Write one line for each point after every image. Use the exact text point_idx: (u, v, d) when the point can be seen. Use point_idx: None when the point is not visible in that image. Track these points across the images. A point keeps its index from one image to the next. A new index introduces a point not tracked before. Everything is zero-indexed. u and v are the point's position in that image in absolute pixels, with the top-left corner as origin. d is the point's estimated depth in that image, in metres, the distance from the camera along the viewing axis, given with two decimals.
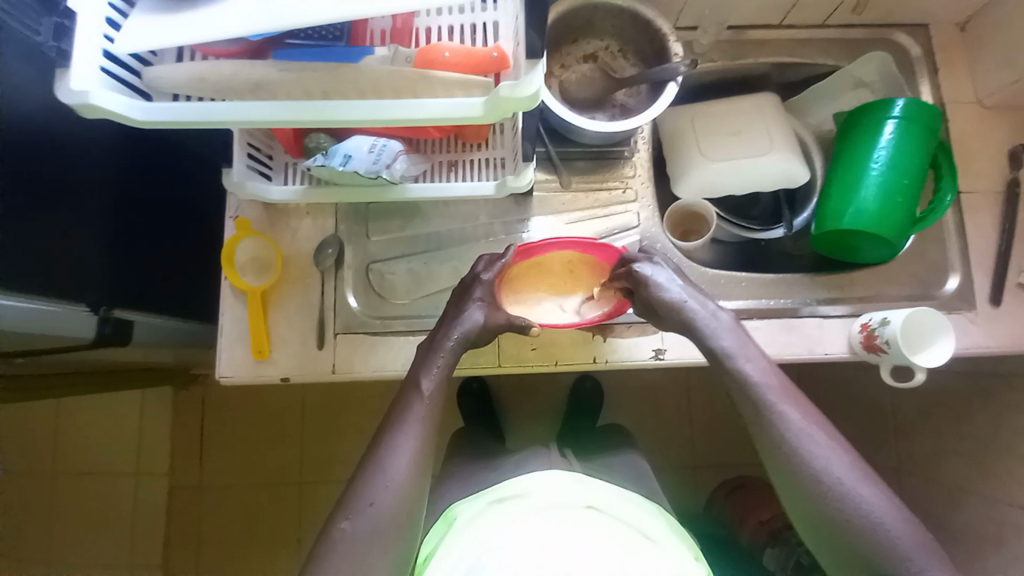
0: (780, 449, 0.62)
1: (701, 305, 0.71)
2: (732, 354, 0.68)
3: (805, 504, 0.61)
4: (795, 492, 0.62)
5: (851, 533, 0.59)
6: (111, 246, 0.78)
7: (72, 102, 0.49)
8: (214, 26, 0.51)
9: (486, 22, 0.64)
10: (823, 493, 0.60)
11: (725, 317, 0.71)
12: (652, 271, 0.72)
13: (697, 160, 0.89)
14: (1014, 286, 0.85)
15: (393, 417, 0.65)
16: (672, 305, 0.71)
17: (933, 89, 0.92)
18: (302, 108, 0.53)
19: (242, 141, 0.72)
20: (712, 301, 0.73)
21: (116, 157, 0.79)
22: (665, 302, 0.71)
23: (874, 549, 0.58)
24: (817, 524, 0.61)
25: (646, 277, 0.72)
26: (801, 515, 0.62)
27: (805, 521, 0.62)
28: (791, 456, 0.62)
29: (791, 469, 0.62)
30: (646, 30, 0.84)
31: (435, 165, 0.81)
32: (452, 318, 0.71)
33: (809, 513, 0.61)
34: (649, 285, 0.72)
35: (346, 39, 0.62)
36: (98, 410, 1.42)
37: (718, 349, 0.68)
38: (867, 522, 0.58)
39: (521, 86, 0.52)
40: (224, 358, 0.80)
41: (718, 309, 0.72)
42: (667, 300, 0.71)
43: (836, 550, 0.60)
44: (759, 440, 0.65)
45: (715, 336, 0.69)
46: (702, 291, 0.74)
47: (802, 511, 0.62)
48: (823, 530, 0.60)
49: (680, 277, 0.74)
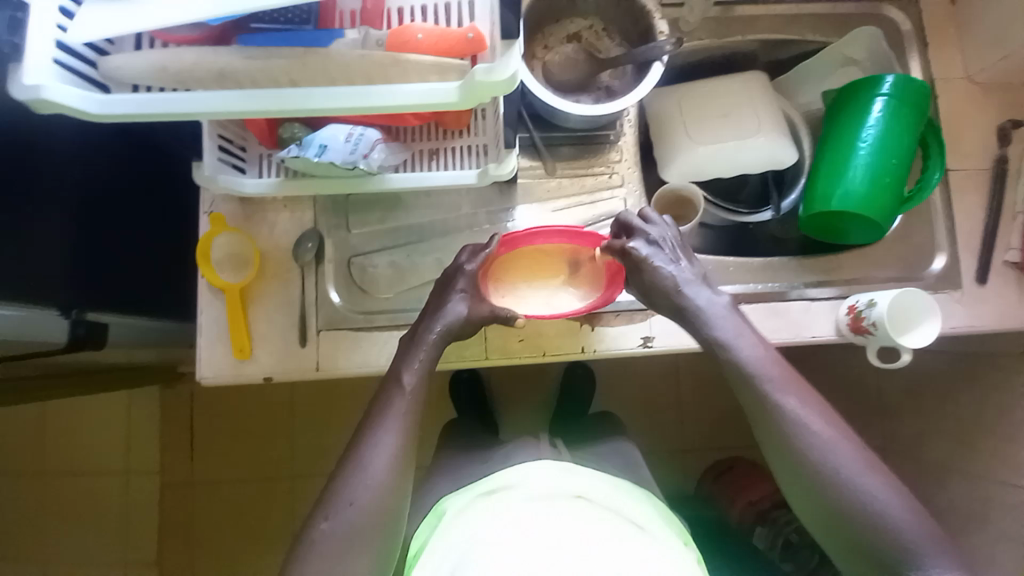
0: (778, 429, 0.63)
1: (699, 292, 0.70)
2: (726, 343, 0.67)
3: (801, 482, 0.62)
4: (792, 471, 0.63)
5: (843, 510, 0.60)
6: (80, 245, 0.75)
7: (25, 99, 0.46)
8: (174, 12, 0.48)
9: (462, 3, 0.61)
10: (816, 471, 0.61)
11: (722, 303, 0.70)
12: (648, 251, 0.70)
13: (683, 142, 0.87)
14: (1001, 265, 0.85)
15: (375, 414, 0.64)
16: (668, 291, 0.70)
17: (923, 66, 0.91)
18: (267, 98, 0.50)
19: (212, 133, 0.69)
20: (712, 287, 0.72)
21: (78, 152, 0.75)
22: (662, 289, 0.70)
23: (865, 524, 0.59)
24: (812, 501, 0.62)
25: (641, 259, 0.69)
26: (795, 493, 0.63)
27: (802, 499, 0.63)
28: (788, 436, 0.63)
29: (788, 448, 0.63)
30: (630, 8, 0.81)
31: (415, 154, 0.78)
32: (434, 311, 0.69)
33: (804, 491, 0.62)
34: (643, 268, 0.70)
35: (315, 22, 0.59)
36: (85, 410, 1.39)
37: (713, 338, 0.68)
38: (856, 499, 0.60)
39: (497, 69, 0.50)
40: (203, 358, 0.78)
41: (716, 296, 0.71)
42: (661, 285, 0.70)
43: (829, 526, 0.61)
44: (757, 420, 0.65)
45: (712, 325, 0.68)
46: (700, 273, 0.72)
47: (799, 490, 0.63)
48: (817, 508, 0.62)
49: (676, 255, 0.72)
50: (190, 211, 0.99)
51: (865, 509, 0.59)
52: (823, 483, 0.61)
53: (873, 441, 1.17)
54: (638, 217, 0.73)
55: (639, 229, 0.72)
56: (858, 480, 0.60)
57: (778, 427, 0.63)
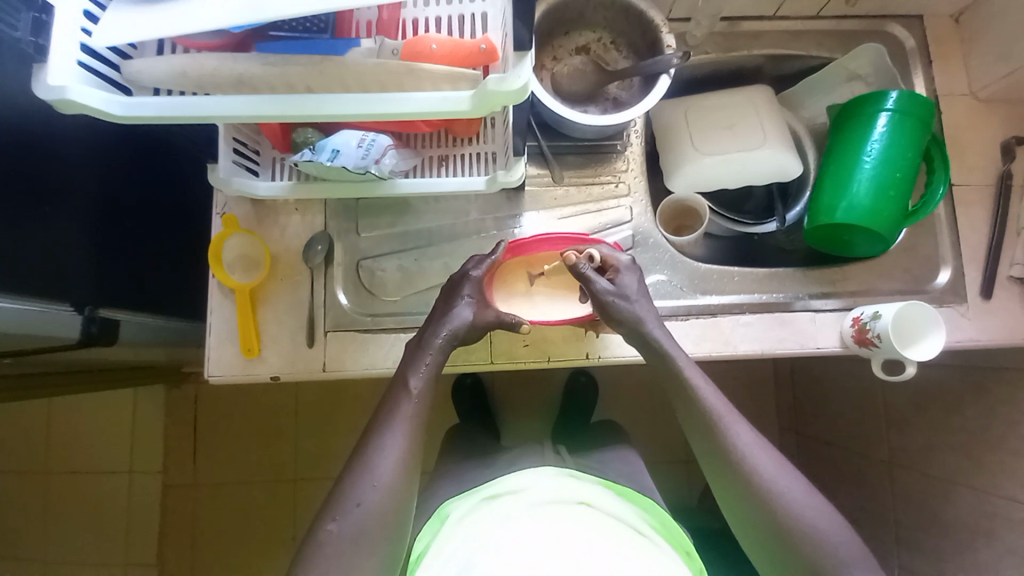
0: (728, 467, 0.65)
1: (653, 322, 0.72)
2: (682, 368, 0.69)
3: (756, 525, 0.63)
4: (750, 511, 0.63)
5: (802, 553, 0.60)
6: (96, 245, 0.77)
7: (49, 98, 0.47)
8: (196, 19, 0.49)
9: (475, 14, 0.63)
10: (783, 507, 0.62)
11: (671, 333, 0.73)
12: (631, 278, 0.73)
13: (689, 153, 0.89)
14: (1006, 279, 0.86)
15: (380, 417, 0.65)
16: (626, 320, 0.71)
17: (927, 82, 0.92)
18: (287, 102, 0.52)
19: (228, 136, 0.71)
20: (664, 322, 0.74)
21: (98, 154, 0.77)
22: (618, 317, 0.70)
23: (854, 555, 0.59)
24: (769, 541, 0.62)
25: (624, 284, 0.72)
26: (749, 536, 0.64)
27: (753, 541, 0.64)
28: (755, 468, 0.64)
29: (754, 485, 0.63)
30: (638, 22, 0.82)
31: (425, 160, 0.80)
32: (441, 316, 0.70)
33: (763, 531, 0.63)
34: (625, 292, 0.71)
35: (332, 32, 0.60)
36: (92, 409, 1.40)
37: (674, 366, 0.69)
38: (822, 534, 0.61)
39: (509, 80, 0.51)
40: (213, 357, 0.79)
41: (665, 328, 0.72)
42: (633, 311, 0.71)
43: (787, 568, 0.62)
44: (712, 455, 0.67)
45: (669, 349, 0.71)
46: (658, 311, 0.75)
47: (766, 528, 0.62)
48: (773, 552, 0.62)
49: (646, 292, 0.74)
50: (200, 213, 1.01)
51: (826, 547, 0.60)
52: (791, 517, 0.61)
53: (877, 456, 1.16)
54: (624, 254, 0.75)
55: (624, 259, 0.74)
56: (824, 515, 0.62)
57: (740, 460, 0.64)
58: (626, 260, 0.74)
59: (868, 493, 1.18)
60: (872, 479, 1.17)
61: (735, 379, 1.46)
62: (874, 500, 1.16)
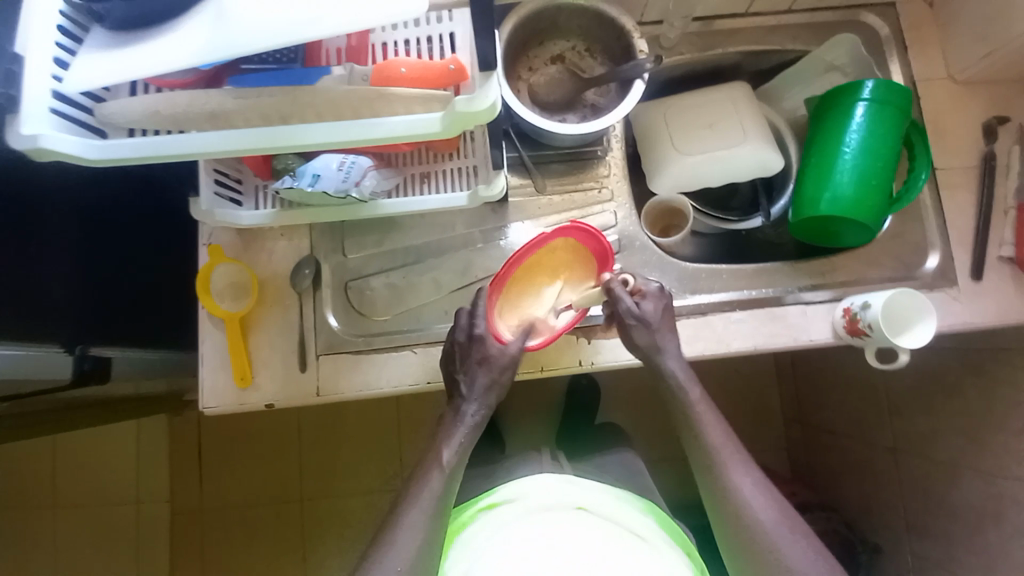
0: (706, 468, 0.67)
1: (669, 355, 0.72)
2: (682, 383, 0.71)
3: (739, 529, 0.64)
4: (731, 511, 0.65)
5: (773, 557, 0.62)
6: (82, 284, 0.77)
7: (24, 147, 0.48)
8: (166, 59, 0.50)
9: (444, 34, 0.64)
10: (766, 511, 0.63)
11: (670, 347, 0.73)
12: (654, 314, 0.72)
13: (670, 155, 0.89)
14: (996, 260, 0.85)
15: (407, 493, 0.66)
16: (643, 347, 0.72)
17: (904, 69, 0.92)
18: (259, 134, 0.52)
19: (208, 168, 0.71)
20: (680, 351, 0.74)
21: (82, 194, 0.78)
22: (637, 342, 0.72)
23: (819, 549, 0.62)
24: (737, 550, 0.64)
25: (648, 317, 0.72)
26: (724, 544, 0.66)
27: (728, 547, 0.65)
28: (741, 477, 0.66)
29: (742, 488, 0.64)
30: (611, 28, 0.83)
31: (407, 178, 0.80)
32: (466, 384, 0.71)
33: (732, 538, 0.64)
34: (645, 327, 0.72)
35: (302, 61, 0.61)
36: (94, 443, 1.40)
37: (672, 376, 0.71)
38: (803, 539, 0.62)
39: (477, 100, 0.52)
40: (207, 387, 0.79)
41: (667, 339, 0.73)
42: (644, 339, 0.72)
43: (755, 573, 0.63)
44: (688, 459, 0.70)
45: (665, 360, 0.72)
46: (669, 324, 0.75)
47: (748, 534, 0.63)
48: (744, 562, 0.64)
49: (664, 320, 0.73)
50: (189, 243, 1.02)
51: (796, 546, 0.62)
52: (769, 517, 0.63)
53: (881, 443, 1.16)
54: (652, 287, 0.74)
55: (648, 291, 0.74)
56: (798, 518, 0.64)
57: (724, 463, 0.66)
58: (655, 286, 0.74)
59: (877, 480, 1.18)
60: (878, 466, 1.17)
61: (734, 374, 1.47)
62: (884, 487, 1.16)
